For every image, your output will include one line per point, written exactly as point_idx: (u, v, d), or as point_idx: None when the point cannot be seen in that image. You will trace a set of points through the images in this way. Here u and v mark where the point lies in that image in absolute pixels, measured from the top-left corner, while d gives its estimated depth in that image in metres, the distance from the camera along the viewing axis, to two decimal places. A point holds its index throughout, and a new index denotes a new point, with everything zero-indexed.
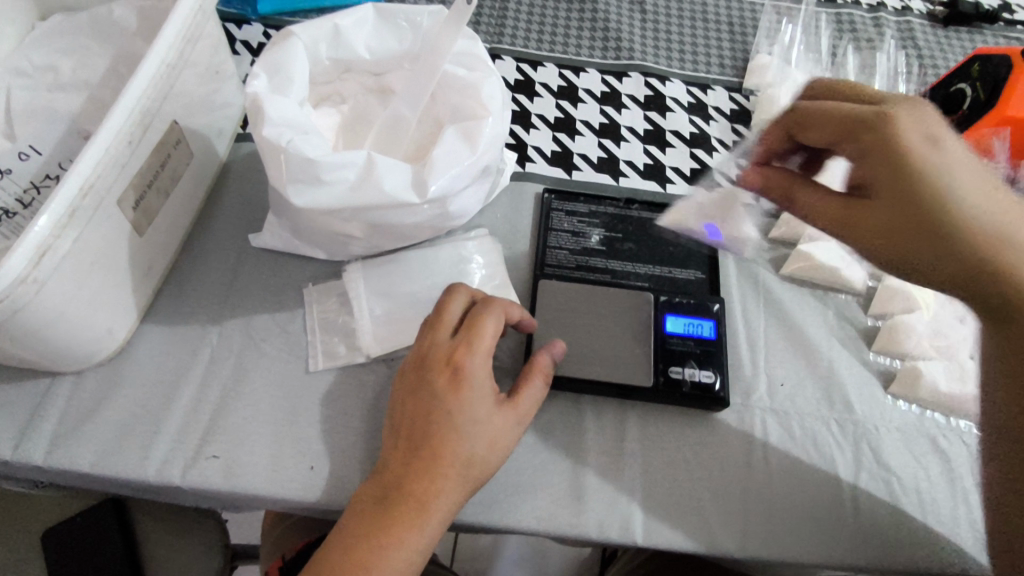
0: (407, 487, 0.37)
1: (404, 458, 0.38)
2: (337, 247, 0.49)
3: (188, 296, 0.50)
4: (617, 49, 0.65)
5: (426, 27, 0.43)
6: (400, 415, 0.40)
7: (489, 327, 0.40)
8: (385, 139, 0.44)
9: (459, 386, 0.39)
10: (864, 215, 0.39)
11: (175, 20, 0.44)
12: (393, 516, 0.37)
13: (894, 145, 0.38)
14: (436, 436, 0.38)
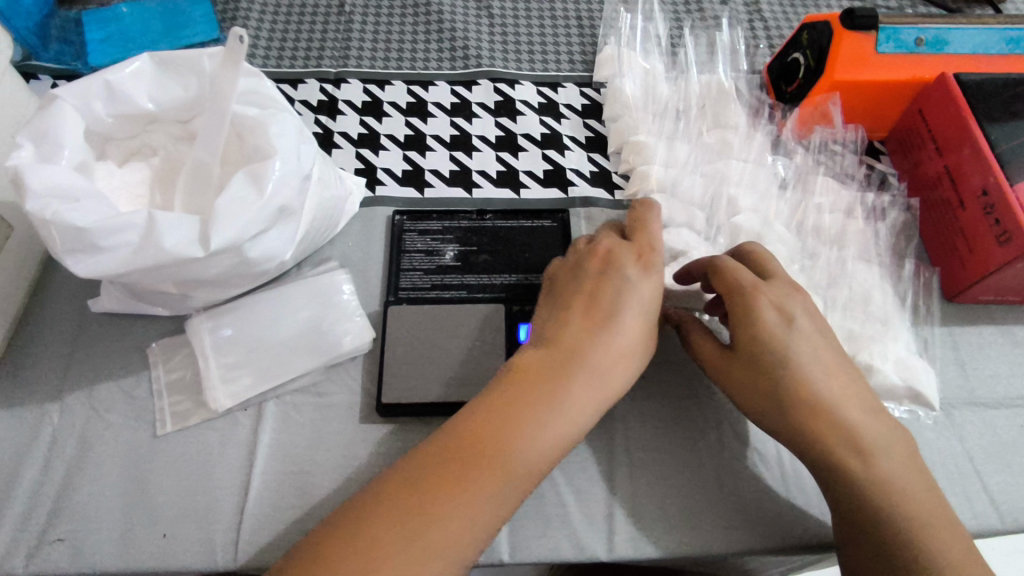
0: (455, 476, 0.33)
1: (511, 430, 0.34)
2: (174, 302, 0.48)
3: (26, 374, 0.48)
4: (465, 58, 0.65)
5: (209, 69, 0.41)
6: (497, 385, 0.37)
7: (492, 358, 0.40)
8: (193, 189, 0.43)
9: (617, 308, 0.39)
10: (735, 368, 0.39)
11: None
12: (378, 516, 0.31)
13: (773, 322, 0.38)
14: (560, 383, 0.36)
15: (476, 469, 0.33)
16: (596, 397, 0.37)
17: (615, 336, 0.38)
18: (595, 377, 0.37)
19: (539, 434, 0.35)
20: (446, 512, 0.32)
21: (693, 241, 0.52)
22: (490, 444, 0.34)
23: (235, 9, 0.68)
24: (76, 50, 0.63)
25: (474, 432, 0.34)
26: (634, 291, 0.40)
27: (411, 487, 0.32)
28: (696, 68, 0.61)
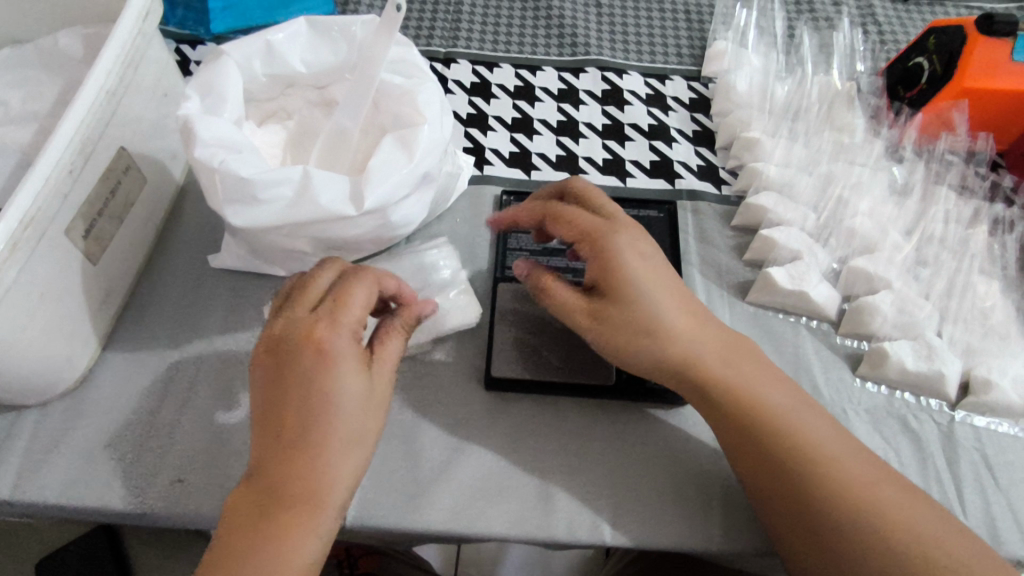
0: (274, 496, 0.33)
1: (321, 451, 0.34)
2: (294, 263, 0.49)
3: (151, 321, 0.50)
4: (573, 46, 0.65)
5: (361, 37, 0.43)
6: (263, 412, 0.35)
7: (358, 297, 0.37)
8: (329, 153, 0.44)
9: (336, 380, 0.35)
10: (601, 310, 0.40)
11: (112, 46, 0.44)
12: (233, 526, 0.33)
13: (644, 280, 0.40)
14: (325, 410, 0.35)
15: (299, 461, 0.34)
16: (355, 445, 0.36)
17: (341, 392, 0.35)
18: (340, 431, 0.35)
19: (325, 471, 0.34)
20: (291, 546, 0.33)
21: (803, 241, 0.51)
22: (299, 451, 0.34)
23: None
24: (199, 16, 0.65)
25: (291, 429, 0.34)
26: (344, 363, 0.36)
27: (256, 514, 0.33)
28: (811, 68, 0.60)
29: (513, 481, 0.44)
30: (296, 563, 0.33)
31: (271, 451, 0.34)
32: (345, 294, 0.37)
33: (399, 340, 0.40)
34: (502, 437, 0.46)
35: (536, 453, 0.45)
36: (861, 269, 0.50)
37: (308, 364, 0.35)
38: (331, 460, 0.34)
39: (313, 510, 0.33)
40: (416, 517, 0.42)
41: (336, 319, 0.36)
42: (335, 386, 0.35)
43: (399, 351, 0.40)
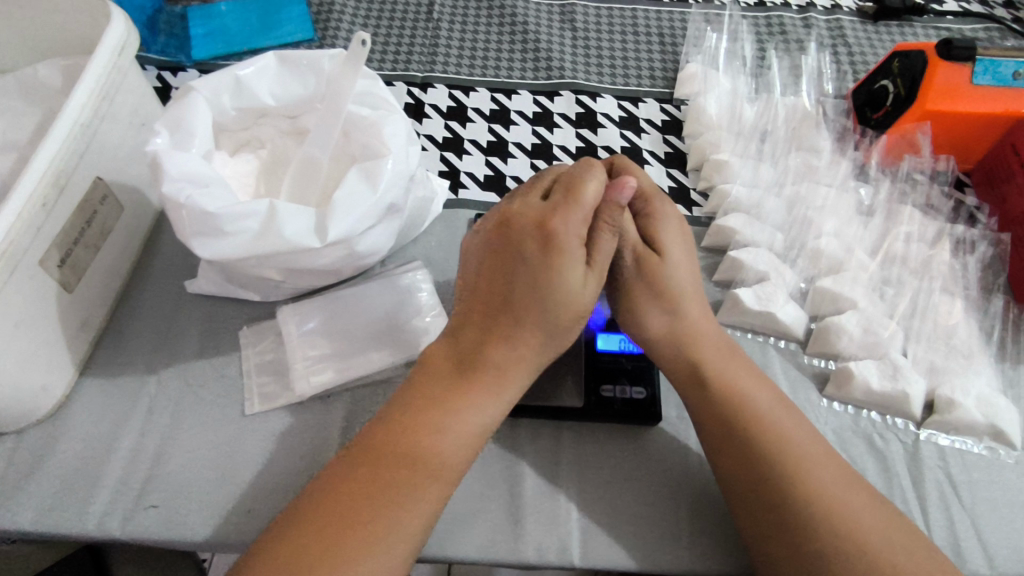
0: (475, 365, 0.39)
1: (524, 329, 0.39)
2: (269, 288, 0.50)
3: (128, 346, 0.51)
4: (548, 69, 0.66)
5: (329, 70, 0.43)
6: (480, 289, 0.41)
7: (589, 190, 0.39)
8: (300, 183, 0.45)
9: (570, 267, 0.38)
10: (646, 262, 0.44)
11: (86, 80, 0.45)
12: (383, 466, 0.35)
13: (686, 256, 0.46)
14: (541, 295, 0.38)
15: (506, 333, 0.39)
16: (560, 332, 0.40)
17: (571, 282, 0.39)
18: (541, 313, 0.39)
19: (518, 352, 0.39)
20: (469, 414, 0.38)
21: (771, 262, 0.52)
22: (511, 324, 0.39)
23: (328, 11, 0.71)
24: (181, 43, 0.66)
25: (506, 301, 0.39)
26: (576, 259, 0.39)
27: (454, 374, 0.39)
28: (780, 90, 0.62)
29: (483, 503, 0.44)
30: (470, 431, 0.38)
31: (478, 327, 0.40)
32: (587, 192, 0.39)
33: (607, 240, 0.41)
34: (473, 460, 0.46)
35: (506, 475, 0.46)
36: (827, 290, 0.51)
37: (552, 248, 0.38)
38: (538, 342, 0.39)
39: (502, 386, 0.39)
40: None
41: (577, 210, 0.39)
42: (563, 279, 0.38)
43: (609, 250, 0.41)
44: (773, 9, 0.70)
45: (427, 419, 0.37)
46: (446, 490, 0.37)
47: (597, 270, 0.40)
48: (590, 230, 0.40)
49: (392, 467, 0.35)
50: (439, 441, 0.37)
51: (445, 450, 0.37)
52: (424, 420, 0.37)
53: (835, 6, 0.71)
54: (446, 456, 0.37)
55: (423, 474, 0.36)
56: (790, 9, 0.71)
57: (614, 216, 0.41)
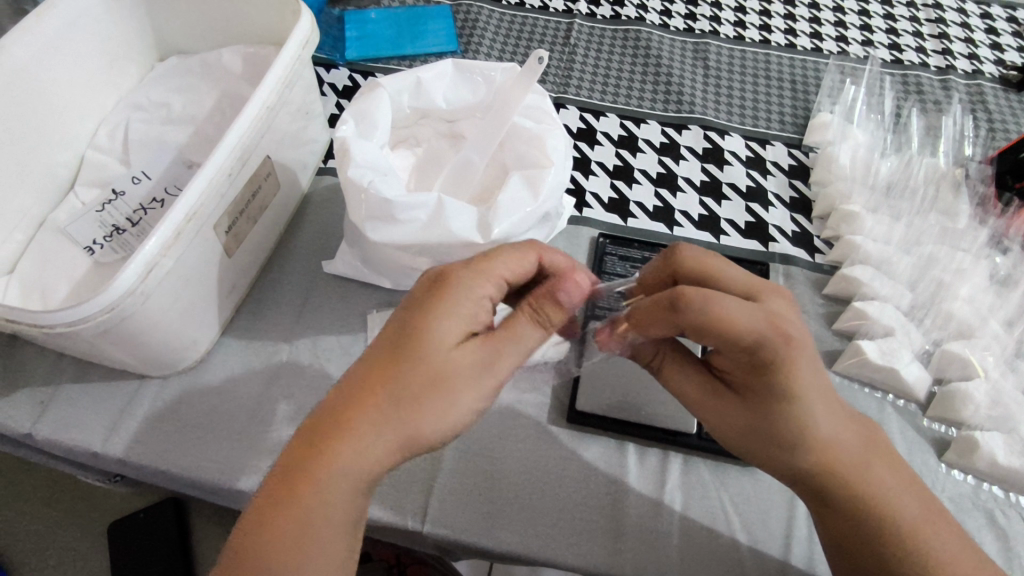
0: (333, 433, 0.33)
1: (391, 402, 0.33)
2: (403, 277, 0.53)
3: (266, 314, 0.55)
4: (678, 103, 0.68)
5: (499, 82, 0.47)
6: (365, 353, 0.35)
7: (501, 258, 0.38)
8: (454, 181, 0.47)
9: (445, 333, 0.35)
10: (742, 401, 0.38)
11: (276, 68, 0.50)
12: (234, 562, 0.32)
13: (797, 354, 0.36)
14: (412, 368, 0.34)
15: (375, 406, 0.33)
16: (436, 405, 0.34)
17: (439, 346, 0.35)
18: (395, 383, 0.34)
19: (384, 429, 0.33)
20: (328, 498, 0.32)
21: (896, 317, 0.51)
22: (386, 401, 0.33)
23: (472, 27, 0.74)
24: (336, 43, 0.71)
25: (379, 373, 0.34)
26: (453, 317, 0.35)
27: (311, 453, 0.32)
28: (916, 150, 0.61)
29: (587, 515, 0.46)
30: (341, 513, 0.33)
31: (343, 395, 0.34)
32: (495, 262, 0.38)
33: (528, 324, 0.37)
34: (579, 470, 0.47)
35: (610, 491, 0.47)
36: (956, 354, 0.50)
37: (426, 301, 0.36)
38: (403, 416, 0.33)
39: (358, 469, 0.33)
40: (491, 534, 0.45)
41: (466, 271, 0.37)
42: (432, 342, 0.34)
43: (529, 333, 0.37)
44: (911, 68, 0.70)
45: (288, 506, 0.32)
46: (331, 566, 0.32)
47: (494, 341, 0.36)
48: (481, 297, 0.37)
49: (252, 546, 0.31)
50: (291, 522, 0.32)
51: (295, 535, 0.32)
52: (281, 504, 0.32)
53: (977, 71, 0.70)
54: (302, 543, 0.32)
55: (274, 560, 0.31)
56: (928, 69, 0.70)
57: (550, 311, 0.38)
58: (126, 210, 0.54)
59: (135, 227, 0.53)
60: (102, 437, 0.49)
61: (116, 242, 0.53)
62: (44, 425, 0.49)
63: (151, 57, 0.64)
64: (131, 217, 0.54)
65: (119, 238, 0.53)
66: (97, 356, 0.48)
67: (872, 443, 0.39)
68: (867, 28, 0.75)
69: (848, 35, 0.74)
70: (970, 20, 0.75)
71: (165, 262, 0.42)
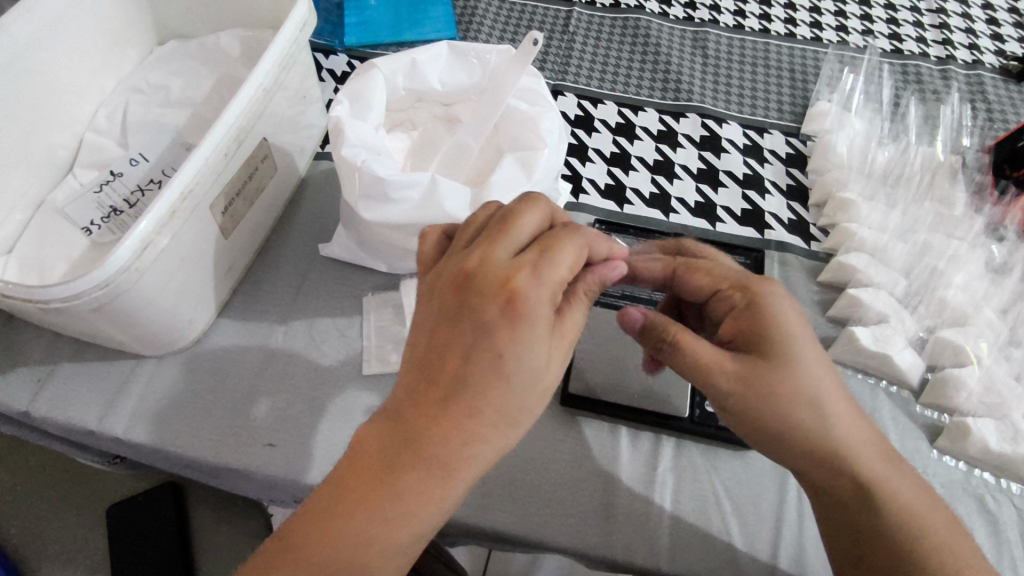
0: (421, 455, 0.31)
1: (479, 419, 0.31)
2: (398, 260, 0.53)
3: (262, 296, 0.55)
4: (676, 91, 0.68)
5: (495, 64, 0.48)
6: (439, 362, 0.32)
7: (566, 252, 0.34)
8: (449, 163, 0.47)
9: (536, 354, 0.32)
10: (750, 369, 0.37)
11: (274, 50, 0.50)
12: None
13: (771, 303, 0.39)
14: (504, 393, 0.32)
15: (464, 430, 0.31)
16: (526, 423, 0.33)
17: (531, 364, 0.32)
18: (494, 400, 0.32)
19: (474, 452, 0.32)
20: (418, 522, 0.31)
21: (889, 304, 0.52)
22: (477, 424, 0.31)
23: (471, 14, 0.74)
24: (336, 29, 0.72)
25: (467, 393, 0.31)
26: (540, 330, 0.32)
27: (403, 472, 0.31)
28: (914, 138, 0.61)
29: (578, 497, 0.46)
30: (425, 535, 0.32)
31: (425, 414, 0.32)
32: (560, 256, 0.34)
33: (582, 309, 0.37)
34: (571, 452, 0.48)
35: (601, 473, 0.47)
36: (949, 341, 0.50)
37: (510, 311, 0.32)
38: (494, 436, 0.32)
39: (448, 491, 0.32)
40: (483, 514, 0.45)
41: (542, 278, 0.33)
42: (525, 365, 0.32)
43: (577, 321, 0.36)
44: (911, 57, 0.70)
45: (371, 524, 0.31)
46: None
47: (561, 338, 0.35)
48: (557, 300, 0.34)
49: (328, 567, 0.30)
50: (376, 547, 0.31)
51: (381, 556, 0.31)
52: (366, 527, 0.31)
53: (977, 61, 0.70)
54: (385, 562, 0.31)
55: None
56: (928, 59, 0.70)
57: (595, 291, 0.38)
58: (124, 191, 0.54)
59: (133, 208, 0.53)
60: (98, 415, 0.49)
61: (114, 222, 0.53)
62: (40, 402, 0.50)
63: (150, 41, 0.64)
64: (129, 198, 0.54)
65: (116, 219, 0.53)
66: (92, 335, 0.48)
67: (869, 431, 0.39)
68: (867, 18, 0.75)
69: (848, 25, 0.74)
70: (971, 11, 0.75)
71: (159, 240, 0.42)
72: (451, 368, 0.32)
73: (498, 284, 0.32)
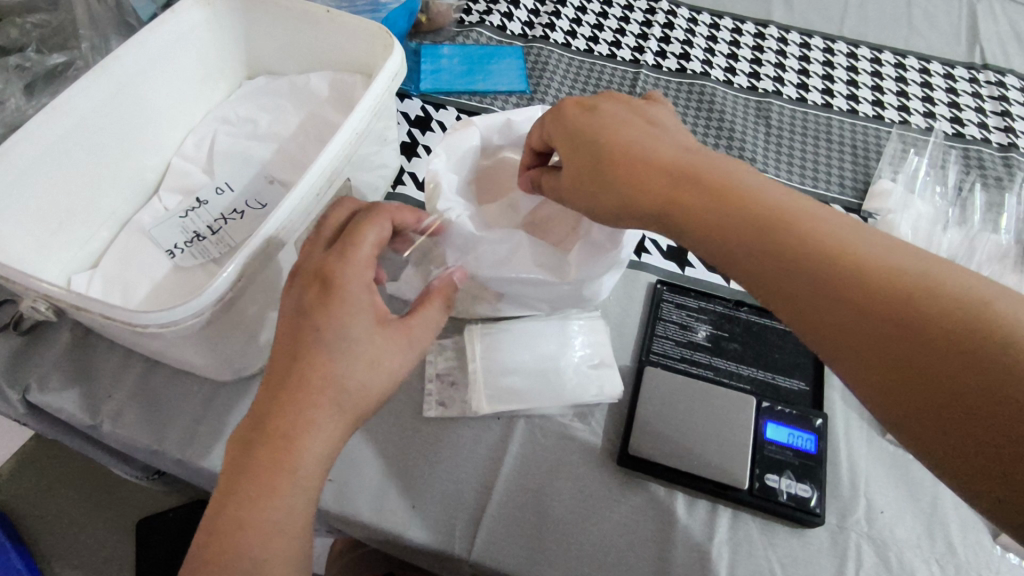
0: (279, 398, 0.37)
1: (316, 333, 0.38)
2: (466, 305, 0.53)
3: None
4: (739, 158, 0.69)
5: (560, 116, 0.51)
6: (279, 359, 0.38)
7: (366, 236, 0.41)
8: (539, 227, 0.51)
9: (327, 325, 0.38)
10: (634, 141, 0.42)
11: (370, 97, 0.52)
12: (216, 547, 0.35)
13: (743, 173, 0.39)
14: (308, 366, 0.37)
15: (294, 404, 0.37)
16: (360, 333, 0.39)
17: (339, 277, 0.39)
18: (320, 318, 0.38)
19: (331, 362, 0.38)
20: (276, 501, 0.36)
21: None
22: (289, 394, 0.37)
23: (542, 69, 0.77)
24: (412, 74, 0.75)
25: (285, 370, 0.38)
26: (349, 263, 0.40)
27: (245, 460, 0.36)
28: (979, 226, 0.62)
29: (634, 561, 0.46)
30: (305, 458, 0.37)
31: (271, 404, 0.37)
32: (355, 228, 0.42)
33: (369, 238, 0.42)
34: (628, 514, 0.47)
35: (657, 539, 0.47)
36: None
37: (316, 281, 0.40)
38: (333, 357, 0.38)
39: (297, 418, 0.37)
40: (536, 570, 0.45)
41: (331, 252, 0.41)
42: (337, 288, 0.39)
43: (369, 242, 0.41)
44: (973, 142, 0.71)
45: (227, 507, 0.36)
46: (303, 504, 0.37)
47: (340, 252, 0.41)
48: (359, 244, 0.41)
49: (216, 560, 0.35)
50: (254, 492, 0.36)
51: (258, 536, 0.35)
52: (226, 512, 0.36)
53: None
54: (260, 534, 0.35)
55: (262, 527, 0.35)
56: (990, 145, 0.71)
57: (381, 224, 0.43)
58: (208, 218, 0.56)
59: (216, 235, 0.55)
60: (162, 436, 0.50)
61: (196, 248, 0.54)
62: (109, 417, 0.51)
63: (240, 74, 0.67)
64: (212, 225, 0.56)
65: (198, 244, 0.55)
66: (169, 356, 0.50)
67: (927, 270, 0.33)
68: (928, 99, 0.76)
69: (911, 105, 0.75)
70: None
71: (251, 273, 0.43)
72: (291, 327, 0.39)
73: (312, 275, 0.40)
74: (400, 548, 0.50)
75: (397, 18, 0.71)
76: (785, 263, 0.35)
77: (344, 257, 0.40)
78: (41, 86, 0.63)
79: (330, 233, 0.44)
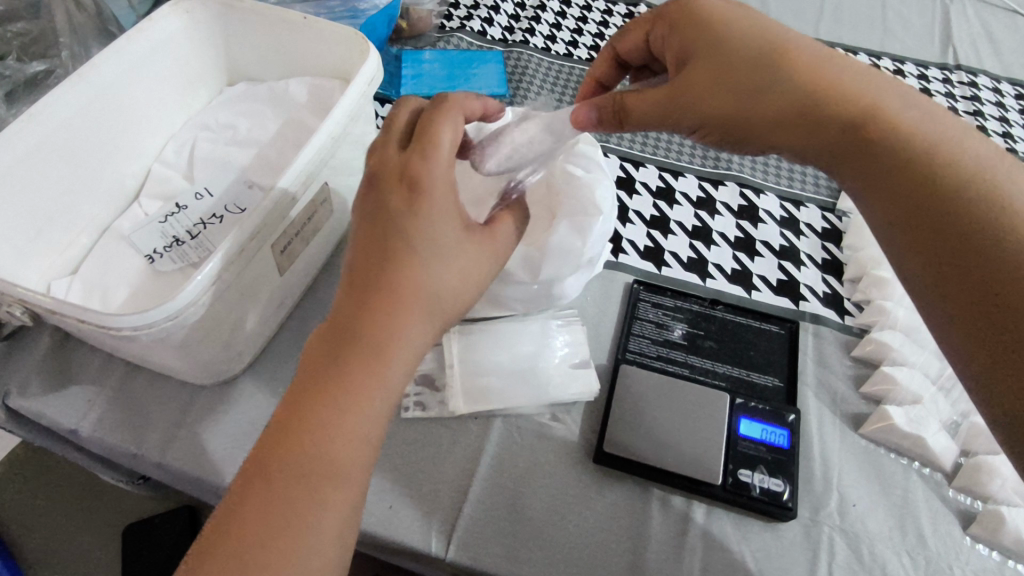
0: (372, 306, 0.35)
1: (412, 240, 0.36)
2: None
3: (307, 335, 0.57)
4: (715, 160, 0.71)
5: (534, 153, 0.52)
6: (372, 262, 0.36)
7: (444, 133, 0.38)
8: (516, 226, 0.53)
9: (420, 234, 0.36)
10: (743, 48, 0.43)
11: (345, 102, 0.53)
12: (289, 457, 0.34)
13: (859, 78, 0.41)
14: (403, 274, 0.36)
15: (389, 316, 0.35)
16: (456, 241, 0.37)
17: (431, 176, 0.37)
18: (416, 224, 0.36)
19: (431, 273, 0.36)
20: (360, 417, 0.35)
21: (925, 387, 0.53)
22: (380, 303, 0.35)
23: (522, 74, 0.78)
24: (392, 80, 0.75)
25: (377, 279, 0.36)
26: (435, 159, 0.37)
27: (336, 365, 0.35)
28: None
29: (608, 557, 0.46)
30: (397, 372, 0.36)
31: (365, 311, 0.35)
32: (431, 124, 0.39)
33: (448, 134, 0.39)
34: (602, 512, 0.48)
35: (631, 535, 0.47)
36: (984, 428, 0.51)
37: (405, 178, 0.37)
38: (428, 268, 0.36)
39: (394, 327, 0.35)
40: (510, 567, 0.45)
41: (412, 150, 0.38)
42: (429, 191, 0.37)
43: (449, 138, 0.39)
44: None
45: (317, 412, 0.34)
46: (385, 417, 0.36)
47: (422, 151, 0.38)
48: (440, 138, 0.38)
49: (288, 465, 0.34)
50: (341, 402, 0.34)
51: (342, 448, 0.34)
52: (307, 420, 0.34)
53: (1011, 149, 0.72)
54: (349, 442, 0.34)
55: (344, 438, 0.34)
56: None
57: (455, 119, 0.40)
58: (187, 223, 0.57)
59: (194, 239, 0.55)
60: (140, 440, 0.50)
61: (174, 253, 0.55)
62: (87, 421, 0.51)
63: (220, 81, 0.68)
64: (191, 230, 0.56)
65: (177, 249, 0.55)
66: (147, 359, 0.50)
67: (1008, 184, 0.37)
68: None
69: None
70: (1005, 100, 0.78)
71: (226, 276, 0.44)
72: (381, 227, 0.36)
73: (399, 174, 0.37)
74: (377, 548, 0.50)
75: (377, 23, 0.72)
76: (888, 169, 0.39)
77: (428, 155, 0.37)
78: (21, 94, 0.64)
79: (401, 133, 0.41)
